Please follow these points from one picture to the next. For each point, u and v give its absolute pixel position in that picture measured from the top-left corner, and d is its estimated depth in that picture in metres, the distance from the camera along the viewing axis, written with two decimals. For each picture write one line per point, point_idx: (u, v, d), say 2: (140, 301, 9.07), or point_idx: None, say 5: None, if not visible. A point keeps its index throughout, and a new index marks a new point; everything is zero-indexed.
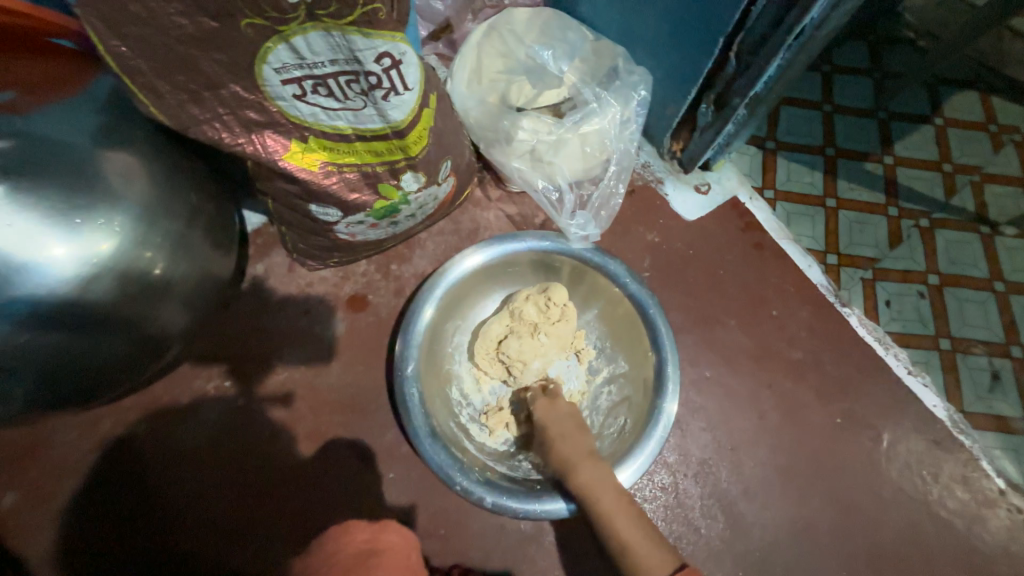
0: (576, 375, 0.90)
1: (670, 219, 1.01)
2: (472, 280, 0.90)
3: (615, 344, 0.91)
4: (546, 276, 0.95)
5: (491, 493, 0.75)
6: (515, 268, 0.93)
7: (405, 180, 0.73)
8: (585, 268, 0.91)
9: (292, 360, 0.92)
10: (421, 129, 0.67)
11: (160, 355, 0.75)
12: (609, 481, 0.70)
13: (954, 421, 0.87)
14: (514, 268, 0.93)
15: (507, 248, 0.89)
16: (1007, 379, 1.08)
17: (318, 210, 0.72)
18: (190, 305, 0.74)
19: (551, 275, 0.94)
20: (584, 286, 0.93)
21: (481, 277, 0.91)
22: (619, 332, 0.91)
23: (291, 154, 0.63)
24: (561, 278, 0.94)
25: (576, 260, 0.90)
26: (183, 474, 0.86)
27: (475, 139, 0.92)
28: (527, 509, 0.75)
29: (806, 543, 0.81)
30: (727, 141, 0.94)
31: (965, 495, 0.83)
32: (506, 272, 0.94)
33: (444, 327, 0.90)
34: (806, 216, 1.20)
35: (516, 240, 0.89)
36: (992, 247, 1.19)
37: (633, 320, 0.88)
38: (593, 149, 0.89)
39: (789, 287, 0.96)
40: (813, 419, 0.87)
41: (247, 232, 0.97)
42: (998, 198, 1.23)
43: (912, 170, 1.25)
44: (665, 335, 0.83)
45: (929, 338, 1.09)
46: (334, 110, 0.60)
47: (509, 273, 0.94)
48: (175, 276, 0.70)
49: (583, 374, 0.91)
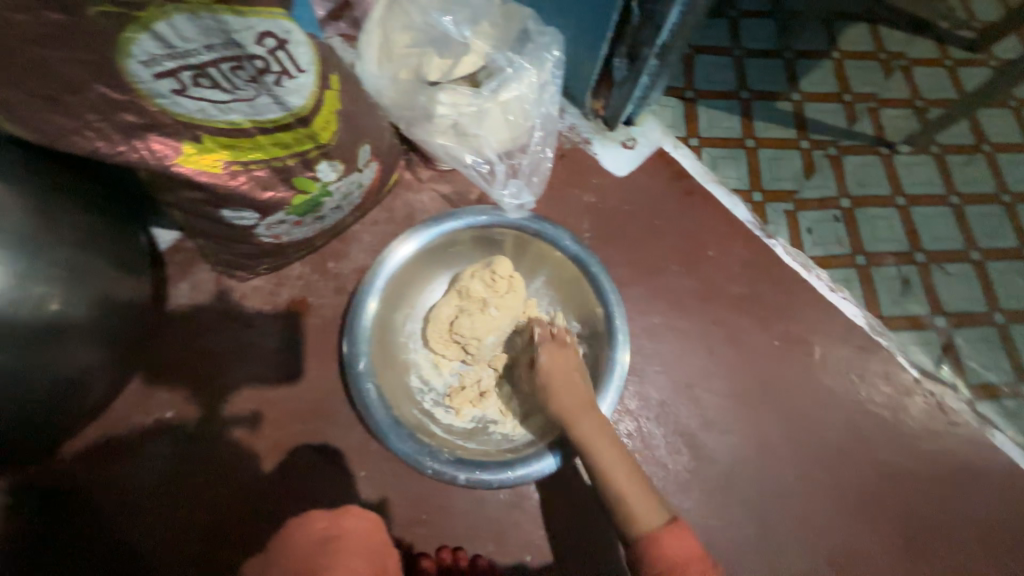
0: None
1: (603, 177, 1.03)
2: (416, 266, 0.90)
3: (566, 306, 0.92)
4: (489, 250, 0.94)
5: (464, 470, 0.77)
6: (457, 247, 0.92)
7: (321, 171, 0.69)
8: (526, 238, 0.91)
9: (238, 378, 0.87)
10: (328, 113, 0.64)
11: (80, 396, 0.69)
12: (606, 430, 0.73)
13: (873, 325, 0.97)
14: (456, 247, 0.92)
15: (444, 229, 0.87)
16: (914, 283, 1.21)
17: (232, 214, 0.67)
18: (102, 339, 0.69)
19: (495, 249, 0.94)
20: (529, 255, 0.93)
21: (424, 262, 0.91)
22: (569, 293, 0.92)
23: (186, 157, 0.57)
24: (505, 250, 0.94)
25: (514, 229, 0.90)
26: (139, 514, 0.82)
27: (394, 120, 0.88)
28: (503, 478, 0.76)
29: (763, 458, 0.88)
30: (645, 93, 0.96)
31: (889, 388, 0.93)
32: (449, 253, 0.92)
33: (394, 318, 0.89)
34: (730, 159, 1.26)
35: (452, 219, 0.87)
36: (891, 166, 1.31)
37: (579, 280, 0.89)
38: (516, 117, 0.88)
39: (720, 227, 1.01)
40: (755, 345, 0.94)
41: (163, 253, 0.90)
42: (893, 120, 1.34)
43: (817, 103, 1.33)
44: (609, 289, 0.85)
45: (846, 256, 1.19)
46: (224, 103, 0.55)
47: (452, 253, 0.93)
48: (78, 310, 0.64)
49: None
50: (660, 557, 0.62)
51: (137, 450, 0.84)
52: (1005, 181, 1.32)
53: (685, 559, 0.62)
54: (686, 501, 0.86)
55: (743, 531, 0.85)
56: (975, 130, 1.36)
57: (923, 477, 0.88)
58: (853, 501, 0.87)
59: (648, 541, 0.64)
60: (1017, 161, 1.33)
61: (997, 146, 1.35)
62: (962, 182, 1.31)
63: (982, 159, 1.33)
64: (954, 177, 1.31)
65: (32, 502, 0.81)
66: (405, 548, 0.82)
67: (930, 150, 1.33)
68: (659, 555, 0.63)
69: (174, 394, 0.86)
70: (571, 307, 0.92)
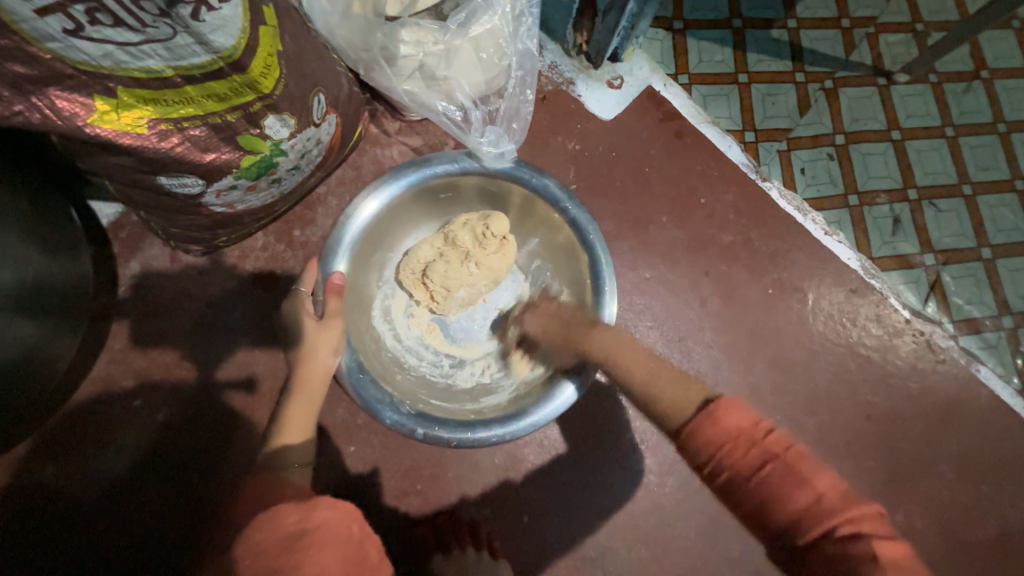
0: (514, 306, 0.89)
1: (588, 122, 0.95)
2: (403, 208, 0.85)
3: (554, 274, 0.88)
4: (487, 203, 0.89)
5: (423, 424, 0.73)
6: (455, 194, 0.87)
7: (269, 126, 0.60)
8: (536, 199, 0.84)
9: (211, 357, 0.84)
10: (265, 56, 0.54)
11: (22, 379, 0.67)
12: (621, 337, 0.71)
13: (867, 268, 0.95)
14: (447, 195, 0.87)
15: (434, 171, 0.82)
16: (907, 221, 1.18)
17: (172, 182, 0.59)
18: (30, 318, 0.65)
19: (491, 202, 0.89)
20: (530, 216, 0.88)
21: (412, 205, 0.86)
22: (561, 261, 0.87)
23: (101, 116, 0.49)
24: (504, 206, 0.88)
25: (517, 181, 0.83)
26: (125, 499, 0.81)
27: (351, 64, 0.77)
28: (461, 438, 0.73)
29: (754, 405, 0.89)
30: (632, 23, 0.86)
31: (879, 330, 0.92)
32: (443, 198, 0.88)
33: (372, 258, 0.86)
34: (721, 96, 1.18)
35: (443, 162, 0.82)
36: (888, 98, 1.24)
37: (575, 248, 0.83)
38: (490, 55, 0.78)
39: (713, 171, 0.95)
40: (748, 294, 0.92)
41: (105, 229, 0.85)
42: (892, 47, 1.26)
43: (814, 30, 1.23)
44: (604, 261, 0.79)
45: (840, 196, 1.15)
46: (135, 46, 0.45)
47: (447, 199, 0.88)
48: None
49: (522, 303, 0.89)
50: (708, 437, 0.51)
51: (115, 436, 0.82)
52: (1002, 109, 1.27)
53: (738, 431, 0.50)
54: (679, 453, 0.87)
55: None
56: (976, 55, 1.29)
57: (909, 414, 0.89)
58: (840, 442, 0.88)
59: (693, 426, 0.53)
60: (1013, 87, 1.28)
61: (996, 72, 1.28)
62: (959, 112, 1.26)
63: (980, 87, 1.28)
64: (951, 108, 1.26)
65: (13, 491, 0.80)
66: (402, 515, 0.83)
67: (928, 79, 1.26)
68: (706, 437, 0.51)
69: (144, 380, 0.83)
70: (560, 274, 0.88)
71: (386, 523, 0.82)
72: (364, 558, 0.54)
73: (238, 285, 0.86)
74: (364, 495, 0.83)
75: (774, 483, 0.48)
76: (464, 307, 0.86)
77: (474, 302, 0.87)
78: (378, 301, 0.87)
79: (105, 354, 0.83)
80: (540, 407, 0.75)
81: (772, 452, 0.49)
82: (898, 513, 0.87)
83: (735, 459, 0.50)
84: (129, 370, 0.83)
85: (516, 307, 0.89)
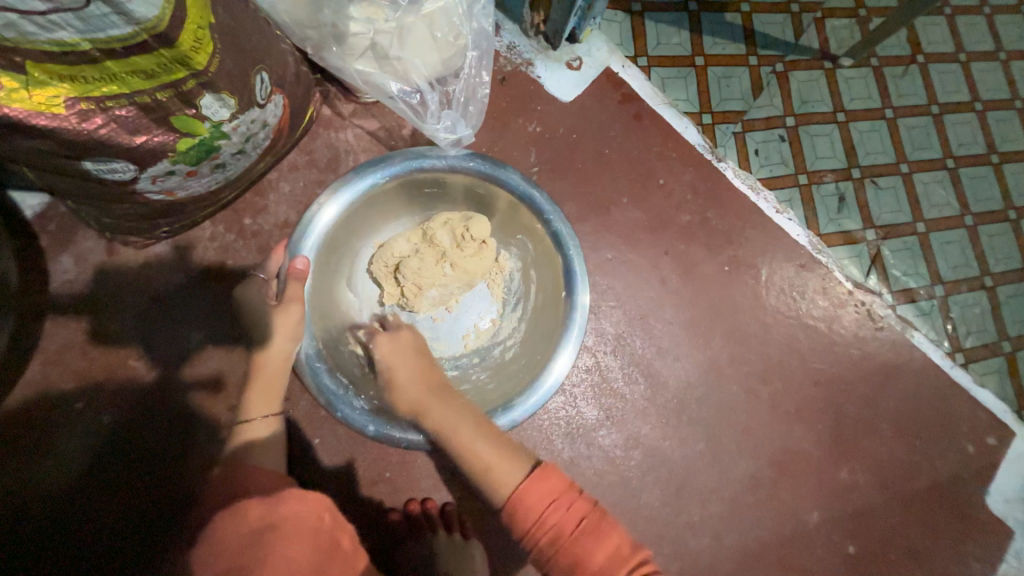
0: (488, 312, 0.86)
1: (548, 103, 0.95)
2: (385, 197, 0.83)
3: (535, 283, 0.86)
4: (474, 205, 0.86)
5: (374, 422, 0.76)
6: (442, 191, 0.85)
7: (206, 106, 0.56)
8: (520, 207, 0.84)
9: (160, 355, 0.80)
10: (196, 28, 0.50)
11: None
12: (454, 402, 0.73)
13: (814, 244, 0.99)
14: (434, 190, 0.85)
15: (421, 166, 0.81)
16: (851, 199, 1.25)
17: (99, 167, 0.55)
18: None
19: (478, 203, 0.86)
20: (514, 223, 0.86)
21: (394, 197, 0.84)
22: (541, 269, 0.86)
23: (7, 93, 0.44)
24: (491, 209, 0.86)
25: (502, 187, 0.83)
26: (72, 508, 0.76)
27: (298, 42, 0.74)
28: (409, 439, 0.76)
29: (713, 377, 0.93)
30: (588, 3, 0.86)
31: (825, 302, 0.98)
32: (429, 193, 0.85)
33: (349, 241, 0.83)
34: (679, 79, 1.20)
35: (432, 161, 0.82)
36: (834, 80, 1.30)
37: (552, 257, 0.84)
38: (445, 34, 0.76)
39: (671, 152, 0.97)
40: (706, 271, 0.95)
41: (32, 221, 0.79)
42: (838, 31, 1.31)
43: (766, 14, 1.27)
44: (581, 277, 0.81)
45: (790, 175, 1.21)
46: (43, 16, 0.40)
47: (433, 194, 0.86)
48: None
49: (496, 309, 0.87)
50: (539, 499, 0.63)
51: (56, 442, 0.77)
52: (935, 92, 1.35)
53: (555, 493, 0.64)
54: (643, 427, 0.90)
55: (696, 446, 0.91)
56: (912, 40, 1.36)
57: (850, 378, 0.96)
58: (792, 408, 0.94)
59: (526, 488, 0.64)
60: (945, 70, 1.37)
61: (930, 56, 1.36)
62: (896, 94, 1.33)
63: (915, 71, 1.35)
64: (890, 91, 1.33)
65: None
66: (372, 504, 0.82)
67: (870, 63, 1.32)
68: (531, 502, 0.63)
69: (86, 382, 0.78)
70: (539, 285, 0.86)
71: (357, 513, 0.82)
72: (338, 544, 0.55)
73: (187, 277, 0.81)
74: (333, 487, 0.82)
75: (585, 537, 0.62)
76: (434, 307, 0.83)
77: (447, 302, 0.84)
78: (350, 294, 0.84)
79: (40, 357, 0.78)
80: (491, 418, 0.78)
81: (578, 517, 0.63)
82: (843, 469, 0.93)
83: (559, 520, 0.62)
84: (68, 372, 0.78)
85: (488, 313, 0.86)
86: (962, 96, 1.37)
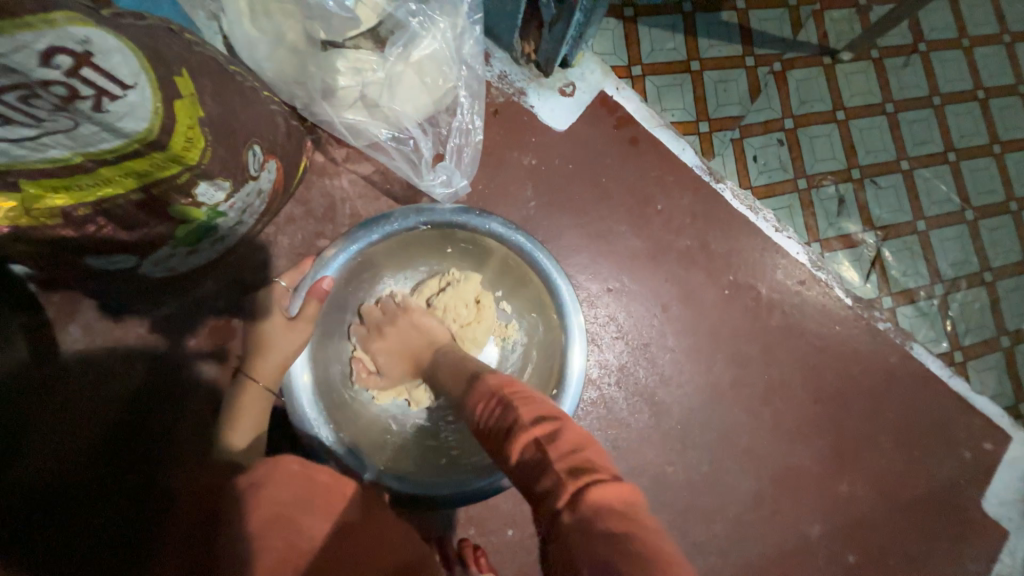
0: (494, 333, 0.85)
1: (543, 133, 0.93)
2: (415, 242, 0.82)
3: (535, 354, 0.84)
4: (497, 264, 0.84)
5: (333, 455, 0.72)
6: (471, 248, 0.83)
7: (202, 193, 0.56)
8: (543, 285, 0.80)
9: (174, 411, 0.82)
10: (187, 127, 0.49)
11: None
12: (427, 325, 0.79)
13: (813, 260, 1.00)
14: (464, 246, 0.83)
15: (464, 224, 0.78)
16: (851, 202, 1.24)
17: (102, 260, 0.56)
18: None
19: (500, 264, 0.84)
20: (531, 295, 0.84)
21: (425, 243, 0.82)
22: (545, 345, 0.83)
23: (7, 213, 0.45)
24: (512, 272, 0.84)
25: (535, 265, 0.80)
26: (88, 565, 0.79)
27: (284, 95, 0.73)
28: (361, 482, 0.71)
29: (715, 400, 0.94)
30: (580, 32, 0.83)
31: (825, 318, 0.99)
32: (460, 247, 0.84)
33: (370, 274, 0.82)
34: (675, 88, 1.18)
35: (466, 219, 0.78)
36: (834, 77, 1.27)
37: (557, 347, 0.80)
38: (434, 78, 0.76)
39: (669, 178, 0.96)
40: (706, 295, 0.95)
41: (36, 291, 0.81)
42: (837, 23, 1.28)
43: (762, 11, 1.23)
44: (575, 364, 0.77)
45: (790, 182, 1.20)
46: (33, 140, 0.40)
47: (463, 250, 0.84)
48: None
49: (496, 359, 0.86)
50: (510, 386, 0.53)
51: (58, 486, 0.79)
52: (937, 84, 1.32)
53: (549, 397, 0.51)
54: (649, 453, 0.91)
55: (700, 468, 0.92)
56: (914, 28, 1.32)
57: (850, 392, 0.98)
58: (792, 426, 0.96)
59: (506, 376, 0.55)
60: (949, 58, 1.33)
61: (932, 44, 1.33)
62: (898, 89, 1.30)
63: (918, 61, 1.32)
64: (892, 85, 1.30)
65: None
66: None
67: (871, 55, 1.30)
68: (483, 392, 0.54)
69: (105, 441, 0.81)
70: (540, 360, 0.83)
71: None
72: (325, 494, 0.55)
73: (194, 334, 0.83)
74: None
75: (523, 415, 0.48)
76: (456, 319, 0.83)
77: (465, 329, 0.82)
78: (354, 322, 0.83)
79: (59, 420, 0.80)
80: (441, 486, 0.72)
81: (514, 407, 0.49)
82: (843, 482, 0.96)
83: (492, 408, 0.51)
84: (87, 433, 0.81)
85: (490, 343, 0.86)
86: (964, 84, 1.34)
